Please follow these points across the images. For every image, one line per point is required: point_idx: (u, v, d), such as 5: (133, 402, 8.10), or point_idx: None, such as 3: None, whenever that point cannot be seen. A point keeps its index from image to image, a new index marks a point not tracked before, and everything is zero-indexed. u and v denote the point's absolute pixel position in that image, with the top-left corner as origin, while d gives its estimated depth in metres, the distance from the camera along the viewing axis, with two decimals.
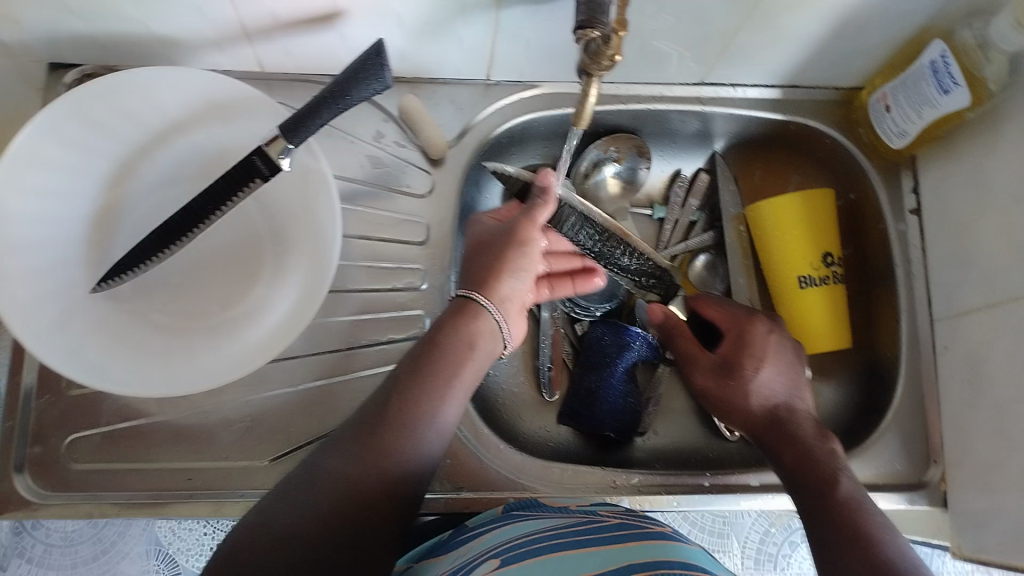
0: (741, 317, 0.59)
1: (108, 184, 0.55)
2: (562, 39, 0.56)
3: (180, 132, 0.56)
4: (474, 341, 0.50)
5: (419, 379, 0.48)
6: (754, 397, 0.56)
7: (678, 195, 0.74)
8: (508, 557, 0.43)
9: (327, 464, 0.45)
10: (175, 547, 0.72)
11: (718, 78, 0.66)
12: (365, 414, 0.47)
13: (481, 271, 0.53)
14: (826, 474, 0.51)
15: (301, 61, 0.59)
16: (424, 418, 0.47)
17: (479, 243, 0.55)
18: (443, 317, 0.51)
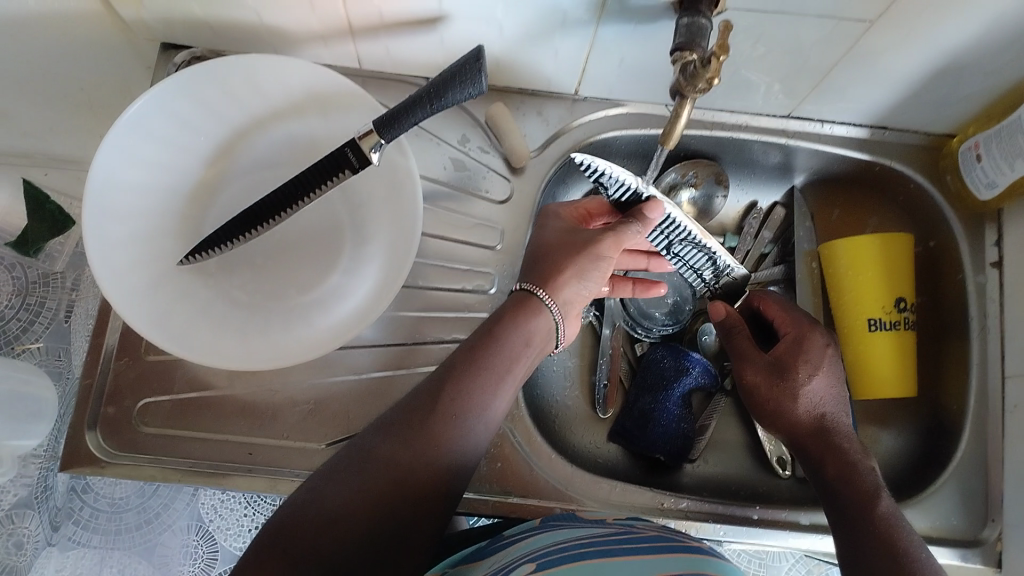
0: (801, 325, 0.58)
1: (205, 162, 0.57)
2: (656, 60, 0.57)
3: (277, 119, 0.58)
4: (530, 338, 0.51)
5: (475, 367, 0.48)
6: (806, 407, 0.55)
7: (752, 226, 0.73)
8: (544, 562, 0.44)
9: (378, 447, 0.46)
10: (216, 525, 0.75)
11: (806, 113, 0.66)
12: (417, 399, 0.48)
13: (547, 270, 0.53)
14: (865, 491, 0.51)
15: (399, 61, 0.60)
16: (476, 404, 0.48)
17: (547, 243, 0.55)
18: (504, 309, 0.52)
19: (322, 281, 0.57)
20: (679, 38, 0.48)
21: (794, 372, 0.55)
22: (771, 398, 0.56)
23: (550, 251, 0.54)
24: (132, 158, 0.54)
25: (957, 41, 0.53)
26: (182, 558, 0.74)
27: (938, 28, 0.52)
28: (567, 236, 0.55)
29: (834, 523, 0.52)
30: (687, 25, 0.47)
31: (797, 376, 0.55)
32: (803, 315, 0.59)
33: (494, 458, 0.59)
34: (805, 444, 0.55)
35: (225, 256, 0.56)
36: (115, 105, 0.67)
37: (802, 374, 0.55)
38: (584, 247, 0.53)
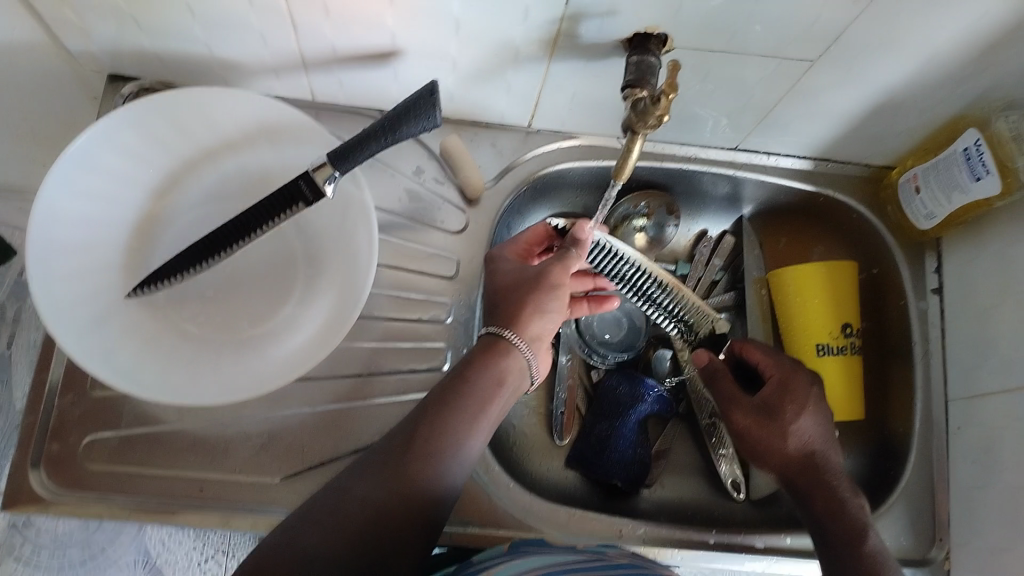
0: (786, 367, 0.60)
1: (154, 195, 0.57)
2: (608, 95, 0.58)
3: (229, 150, 0.58)
4: (502, 379, 0.51)
5: (451, 409, 0.48)
6: (795, 446, 0.56)
7: (703, 254, 0.75)
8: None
9: (354, 489, 0.46)
10: (163, 559, 0.73)
11: (753, 146, 0.68)
12: (392, 441, 0.48)
13: (507, 312, 0.52)
14: (853, 528, 0.53)
15: (352, 93, 0.61)
16: (454, 446, 0.48)
17: (504, 281, 0.54)
18: (473, 351, 0.52)
19: (276, 312, 0.57)
20: (629, 75, 0.49)
21: (781, 413, 0.57)
22: (762, 438, 0.57)
23: (511, 294, 0.53)
24: (78, 191, 0.54)
25: (895, 80, 0.55)
26: None
27: (877, 68, 0.54)
28: (519, 273, 0.55)
29: (823, 555, 0.54)
30: (637, 63, 0.49)
31: (786, 416, 0.57)
32: (787, 358, 0.60)
33: None
34: (796, 482, 0.56)
35: (176, 289, 0.56)
36: (60, 135, 0.65)
37: (790, 413, 0.57)
38: (541, 283, 0.53)
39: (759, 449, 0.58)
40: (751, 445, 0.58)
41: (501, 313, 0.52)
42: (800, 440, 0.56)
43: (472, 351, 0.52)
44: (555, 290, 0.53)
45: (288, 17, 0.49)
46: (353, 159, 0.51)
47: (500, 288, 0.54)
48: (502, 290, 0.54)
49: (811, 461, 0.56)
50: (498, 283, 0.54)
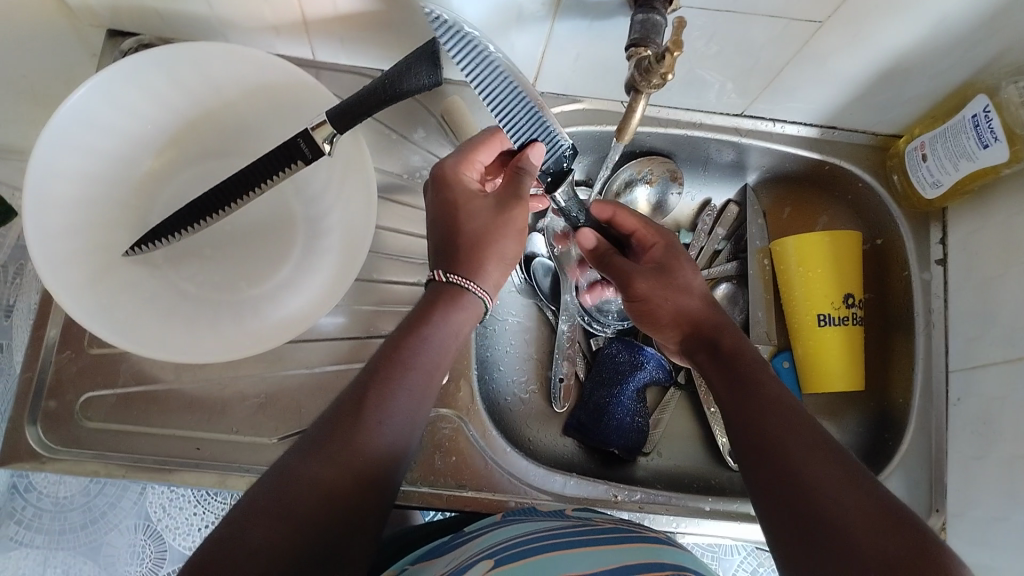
0: (661, 230, 0.59)
1: (154, 151, 0.56)
2: (612, 54, 0.57)
3: (228, 110, 0.57)
4: (460, 327, 0.50)
5: (402, 369, 0.46)
6: (692, 299, 0.55)
7: (705, 223, 0.74)
8: (503, 558, 0.45)
9: (301, 469, 0.41)
10: (163, 524, 0.76)
11: (759, 112, 0.67)
12: (335, 413, 0.44)
13: (466, 257, 0.50)
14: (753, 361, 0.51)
15: (353, 52, 0.60)
16: (410, 399, 0.46)
17: (453, 218, 0.52)
18: (425, 301, 0.50)
19: (274, 274, 0.57)
20: (633, 34, 0.48)
21: (675, 271, 0.56)
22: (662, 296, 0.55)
23: (471, 233, 0.51)
24: (76, 148, 0.53)
25: (904, 43, 0.54)
26: (129, 557, 0.75)
27: (886, 30, 0.53)
28: (478, 212, 0.52)
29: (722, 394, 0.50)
30: (642, 21, 0.47)
31: (680, 275, 0.56)
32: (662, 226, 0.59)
33: (448, 452, 0.59)
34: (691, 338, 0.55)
35: (172, 247, 0.55)
36: (58, 93, 0.65)
37: (683, 272, 0.56)
38: (503, 220, 0.52)
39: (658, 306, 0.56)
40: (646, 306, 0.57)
41: (456, 258, 0.51)
42: (688, 295, 0.55)
43: (427, 296, 0.50)
44: (519, 234, 0.52)
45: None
46: (347, 121, 0.51)
47: (451, 216, 0.52)
48: (456, 227, 0.52)
49: (705, 313, 0.55)
50: (450, 211, 0.52)
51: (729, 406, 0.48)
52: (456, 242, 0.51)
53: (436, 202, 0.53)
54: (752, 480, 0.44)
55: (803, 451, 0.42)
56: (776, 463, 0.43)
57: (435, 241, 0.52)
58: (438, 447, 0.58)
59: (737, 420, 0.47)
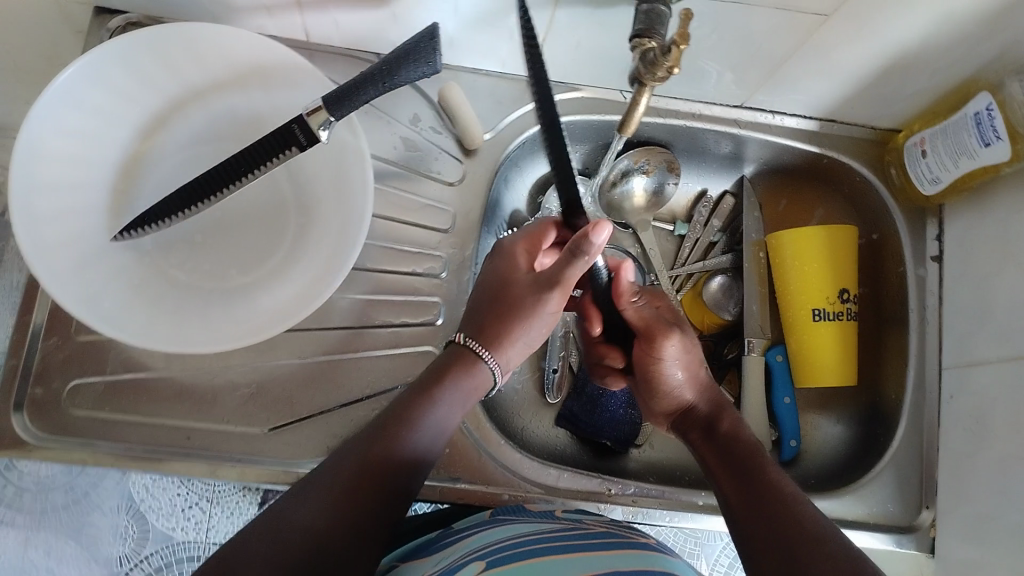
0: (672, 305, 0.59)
1: (142, 134, 0.55)
2: (613, 42, 0.56)
3: (219, 93, 0.56)
4: (470, 394, 0.51)
5: (409, 429, 0.48)
6: (695, 379, 0.56)
7: (701, 213, 0.74)
8: (495, 560, 0.45)
9: (293, 514, 0.43)
10: (147, 505, 0.69)
11: (758, 103, 0.67)
12: (337, 463, 0.45)
13: (489, 330, 0.52)
14: (752, 448, 0.52)
15: (348, 35, 0.59)
16: (418, 465, 0.48)
17: (495, 288, 0.53)
18: (443, 364, 0.51)
19: (265, 262, 0.56)
20: (637, 24, 0.47)
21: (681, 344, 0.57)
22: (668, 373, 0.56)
23: (503, 303, 0.52)
24: (62, 132, 0.52)
25: (907, 36, 0.54)
26: (111, 538, 0.69)
27: (890, 23, 0.52)
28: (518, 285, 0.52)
29: (724, 480, 0.51)
30: (646, 11, 0.47)
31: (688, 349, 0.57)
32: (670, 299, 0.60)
33: (443, 443, 0.58)
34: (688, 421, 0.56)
35: (162, 233, 0.54)
36: (43, 71, 0.63)
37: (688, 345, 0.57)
38: (536, 299, 0.51)
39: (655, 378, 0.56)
40: (648, 376, 0.56)
41: (482, 331, 0.52)
42: (693, 372, 0.56)
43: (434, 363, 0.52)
44: (550, 317, 0.52)
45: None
46: (344, 107, 0.50)
47: (493, 287, 0.53)
48: (494, 297, 0.53)
49: (706, 394, 0.56)
50: (495, 283, 0.53)
51: (729, 490, 0.50)
52: (486, 315, 0.52)
53: (486, 272, 0.55)
54: (754, 563, 0.46)
55: (806, 543, 0.44)
56: (777, 551, 0.45)
57: (471, 305, 0.54)
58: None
59: (741, 509, 0.48)
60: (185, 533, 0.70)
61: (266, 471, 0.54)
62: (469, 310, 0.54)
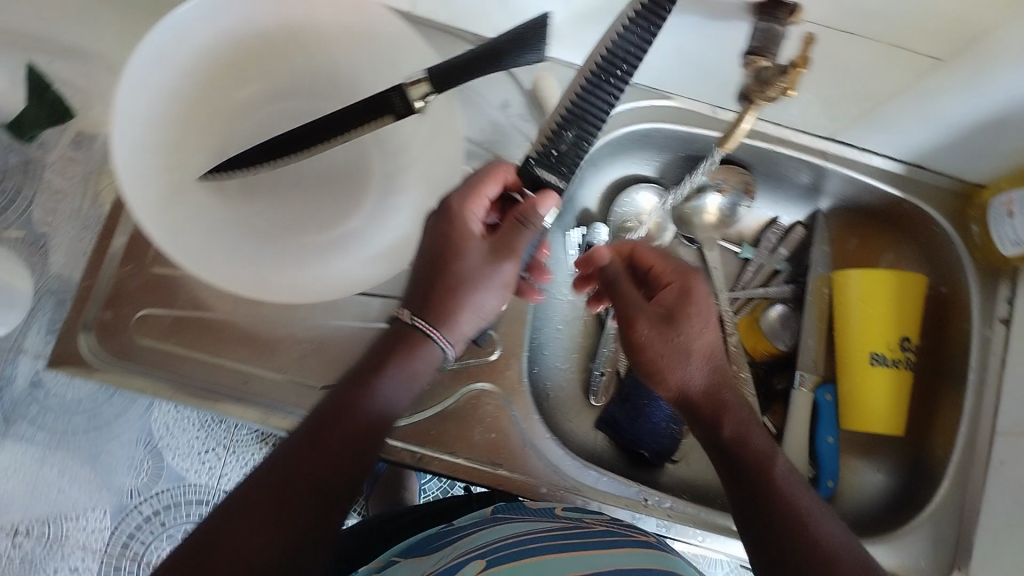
0: (683, 270, 0.54)
1: (243, 80, 0.56)
2: (717, 56, 0.56)
3: (323, 52, 0.56)
4: (411, 373, 0.48)
5: (342, 424, 0.46)
6: (699, 371, 0.52)
7: (770, 239, 0.73)
8: (494, 560, 0.47)
9: (237, 539, 0.41)
10: (163, 443, 0.83)
11: (848, 139, 0.66)
12: (272, 476, 0.43)
13: (433, 300, 0.48)
14: (763, 460, 0.51)
15: (454, 13, 0.59)
16: (357, 459, 0.46)
17: (435, 254, 0.49)
18: (384, 343, 0.48)
19: (344, 223, 0.56)
20: (754, 41, 0.48)
21: (684, 323, 0.52)
22: (665, 357, 0.51)
23: (451, 276, 0.48)
24: (163, 69, 0.52)
25: (1014, 93, 0.53)
26: (127, 468, 0.82)
27: (1000, 77, 0.51)
28: (461, 254, 0.48)
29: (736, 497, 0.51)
30: (764, 32, 0.47)
31: (685, 328, 0.52)
32: (687, 263, 0.55)
33: (489, 428, 0.58)
34: (694, 409, 0.53)
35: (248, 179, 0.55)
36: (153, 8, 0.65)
37: (694, 324, 0.52)
38: (494, 271, 0.49)
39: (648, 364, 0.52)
40: (635, 354, 0.53)
41: (430, 307, 0.48)
42: (690, 358, 0.52)
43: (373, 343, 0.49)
44: (502, 288, 0.50)
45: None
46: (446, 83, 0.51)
47: (442, 253, 0.48)
48: (440, 264, 0.48)
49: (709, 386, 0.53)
50: (437, 244, 0.49)
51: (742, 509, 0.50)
52: (433, 288, 0.48)
53: (432, 230, 0.50)
54: None
55: None
56: None
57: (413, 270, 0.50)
58: (479, 422, 0.58)
59: (755, 534, 0.49)
60: (197, 476, 0.84)
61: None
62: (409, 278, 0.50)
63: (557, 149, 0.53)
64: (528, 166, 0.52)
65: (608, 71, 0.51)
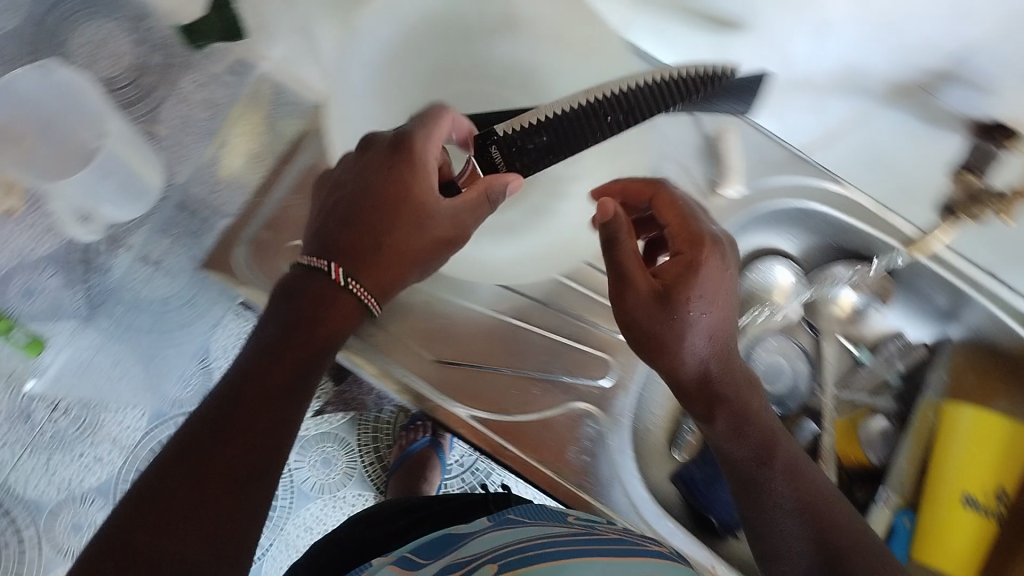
0: (699, 240, 0.51)
1: (451, 51, 0.59)
2: (910, 152, 0.56)
3: (531, 46, 0.58)
4: (346, 319, 0.52)
5: (266, 367, 0.49)
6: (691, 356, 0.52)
7: (891, 350, 0.71)
8: (505, 566, 0.48)
9: (171, 483, 0.43)
10: (216, 361, 0.96)
11: (1010, 277, 0.63)
12: (196, 426, 0.46)
13: (365, 260, 0.52)
14: (766, 437, 0.52)
15: (660, 46, 0.59)
16: (277, 392, 0.48)
17: (366, 211, 0.52)
18: (299, 294, 0.51)
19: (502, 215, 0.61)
20: (969, 158, 0.51)
21: (680, 302, 0.51)
22: (659, 338, 0.52)
23: (389, 242, 0.52)
24: (393, 21, 0.57)
25: None
26: (176, 378, 0.96)
27: None
28: (398, 220, 0.52)
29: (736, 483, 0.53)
30: (981, 152, 0.50)
31: (686, 310, 0.51)
32: (704, 229, 0.52)
33: (584, 450, 0.61)
34: (686, 392, 0.54)
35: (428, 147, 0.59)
36: None
37: (690, 306, 0.51)
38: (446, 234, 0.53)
39: (646, 342, 0.53)
40: (641, 337, 0.53)
41: (352, 251, 0.52)
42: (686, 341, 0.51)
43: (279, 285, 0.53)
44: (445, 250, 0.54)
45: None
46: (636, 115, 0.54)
47: (380, 199, 0.52)
48: (377, 228, 0.52)
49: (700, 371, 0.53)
50: (365, 193, 0.52)
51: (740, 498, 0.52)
52: (356, 234, 0.52)
53: (360, 175, 0.53)
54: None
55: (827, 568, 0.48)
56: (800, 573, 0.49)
57: (337, 229, 0.52)
58: (577, 442, 0.61)
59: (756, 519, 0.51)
60: None
61: (419, 392, 0.61)
62: (328, 222, 0.53)
63: (523, 141, 0.52)
64: (487, 141, 0.52)
65: (610, 108, 0.52)
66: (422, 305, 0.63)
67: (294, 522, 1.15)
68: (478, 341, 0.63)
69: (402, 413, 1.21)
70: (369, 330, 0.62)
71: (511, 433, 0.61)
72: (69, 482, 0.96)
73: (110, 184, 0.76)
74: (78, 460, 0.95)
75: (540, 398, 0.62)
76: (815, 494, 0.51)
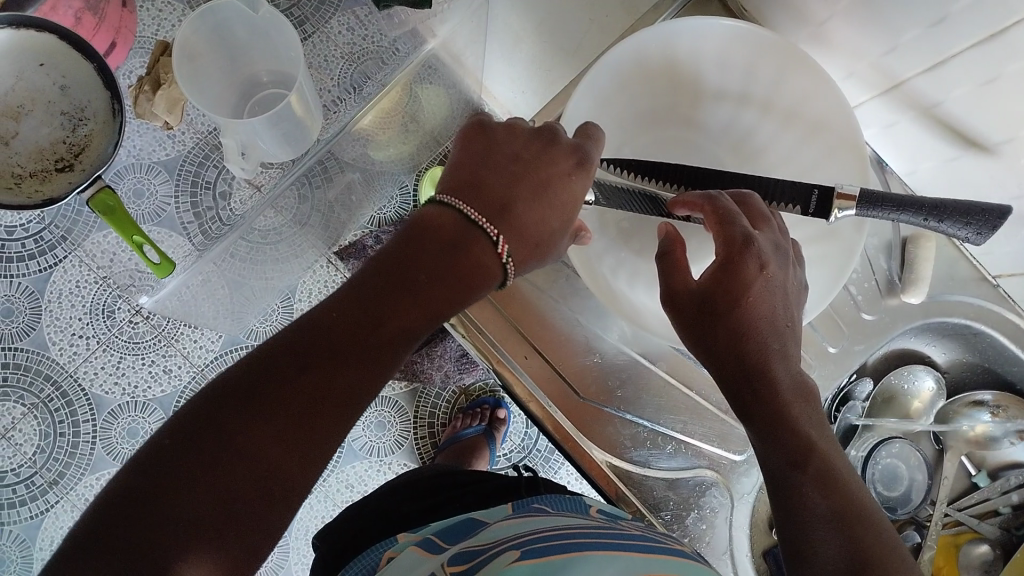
0: (734, 245, 0.48)
1: (688, 100, 0.62)
2: None
3: (765, 112, 0.60)
4: (471, 282, 0.50)
5: (345, 312, 0.46)
6: (732, 365, 0.48)
7: (1009, 479, 0.66)
8: (528, 553, 0.44)
9: (201, 421, 0.41)
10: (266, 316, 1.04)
11: None
12: (251, 364, 0.43)
13: (524, 231, 0.51)
14: (808, 445, 0.45)
15: (894, 144, 0.59)
16: (334, 329, 0.45)
17: (537, 185, 0.52)
18: (413, 235, 0.50)
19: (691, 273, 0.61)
20: None
21: (716, 304, 0.48)
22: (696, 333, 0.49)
23: (544, 227, 0.52)
24: (635, 55, 0.59)
25: None
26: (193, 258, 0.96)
27: None
28: (558, 208, 0.52)
29: (770, 488, 0.46)
30: None
31: (723, 311, 0.47)
32: (741, 231, 0.48)
33: (702, 518, 0.63)
34: (731, 395, 0.49)
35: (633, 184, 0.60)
36: (613, 17, 0.72)
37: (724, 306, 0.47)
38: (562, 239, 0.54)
39: (698, 349, 0.50)
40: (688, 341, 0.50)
41: (513, 221, 0.51)
42: (726, 346, 0.48)
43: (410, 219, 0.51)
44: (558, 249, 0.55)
45: (953, 47, 0.47)
46: (871, 208, 0.52)
47: (533, 180, 0.52)
48: (539, 201, 0.52)
49: (735, 377, 0.48)
50: (542, 179, 0.52)
51: (774, 511, 0.45)
52: (523, 204, 0.51)
53: (525, 157, 0.53)
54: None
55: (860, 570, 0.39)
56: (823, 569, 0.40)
57: (502, 185, 0.52)
58: (697, 509, 0.63)
59: (785, 532, 0.43)
60: (213, 346, 1.03)
61: (558, 421, 0.63)
62: (479, 184, 0.51)
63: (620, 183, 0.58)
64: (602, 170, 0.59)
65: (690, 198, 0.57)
66: (580, 341, 0.65)
67: (338, 475, 1.09)
68: (624, 389, 0.64)
69: (462, 396, 1.13)
70: (523, 351, 0.64)
71: (636, 484, 0.63)
72: (135, 386, 1.02)
73: (273, 130, 0.78)
74: (146, 367, 1.02)
75: (670, 458, 0.63)
76: (860, 507, 0.42)
